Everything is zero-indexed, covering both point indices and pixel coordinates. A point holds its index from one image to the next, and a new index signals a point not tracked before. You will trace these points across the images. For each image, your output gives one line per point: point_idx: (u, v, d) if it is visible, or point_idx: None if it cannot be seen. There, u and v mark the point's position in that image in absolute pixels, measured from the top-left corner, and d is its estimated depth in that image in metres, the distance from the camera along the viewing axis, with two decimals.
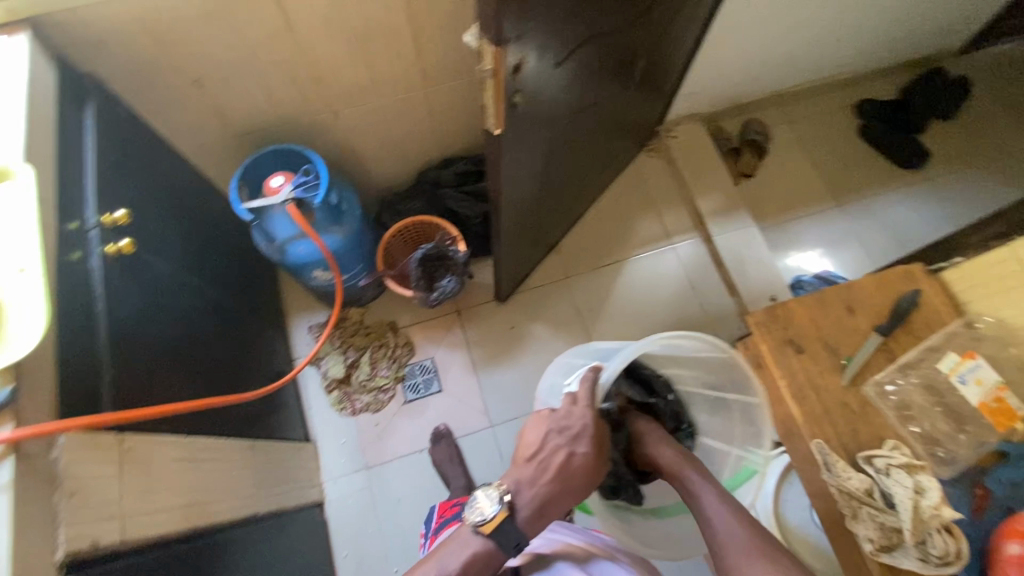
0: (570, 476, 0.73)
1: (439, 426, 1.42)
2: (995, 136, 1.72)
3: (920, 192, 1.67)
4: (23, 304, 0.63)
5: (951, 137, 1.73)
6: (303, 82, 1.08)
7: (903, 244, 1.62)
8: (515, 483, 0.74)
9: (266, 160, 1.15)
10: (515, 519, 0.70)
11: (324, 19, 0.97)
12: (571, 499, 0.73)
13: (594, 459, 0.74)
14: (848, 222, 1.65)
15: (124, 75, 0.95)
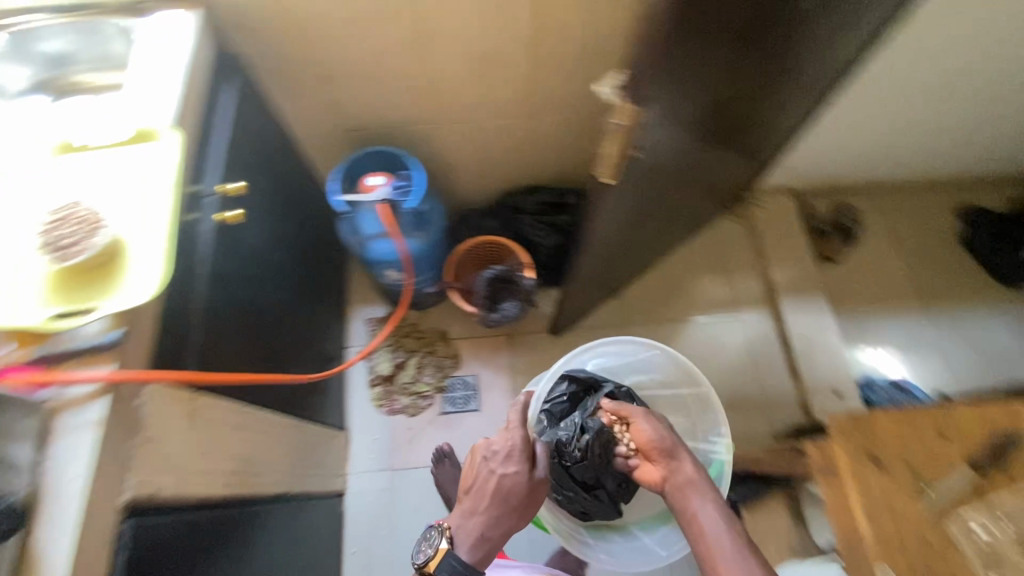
0: (507, 498, 0.89)
1: (443, 446, 1.37)
2: None
3: (1018, 315, 1.56)
4: (140, 255, 0.66)
5: None
6: (419, 92, 1.13)
7: (990, 365, 1.51)
8: (460, 526, 0.90)
9: (369, 160, 1.19)
10: (458, 553, 0.86)
11: (454, 37, 1.01)
12: (504, 519, 0.88)
13: (528, 477, 0.90)
14: (931, 330, 1.56)
15: (265, 59, 1.02)
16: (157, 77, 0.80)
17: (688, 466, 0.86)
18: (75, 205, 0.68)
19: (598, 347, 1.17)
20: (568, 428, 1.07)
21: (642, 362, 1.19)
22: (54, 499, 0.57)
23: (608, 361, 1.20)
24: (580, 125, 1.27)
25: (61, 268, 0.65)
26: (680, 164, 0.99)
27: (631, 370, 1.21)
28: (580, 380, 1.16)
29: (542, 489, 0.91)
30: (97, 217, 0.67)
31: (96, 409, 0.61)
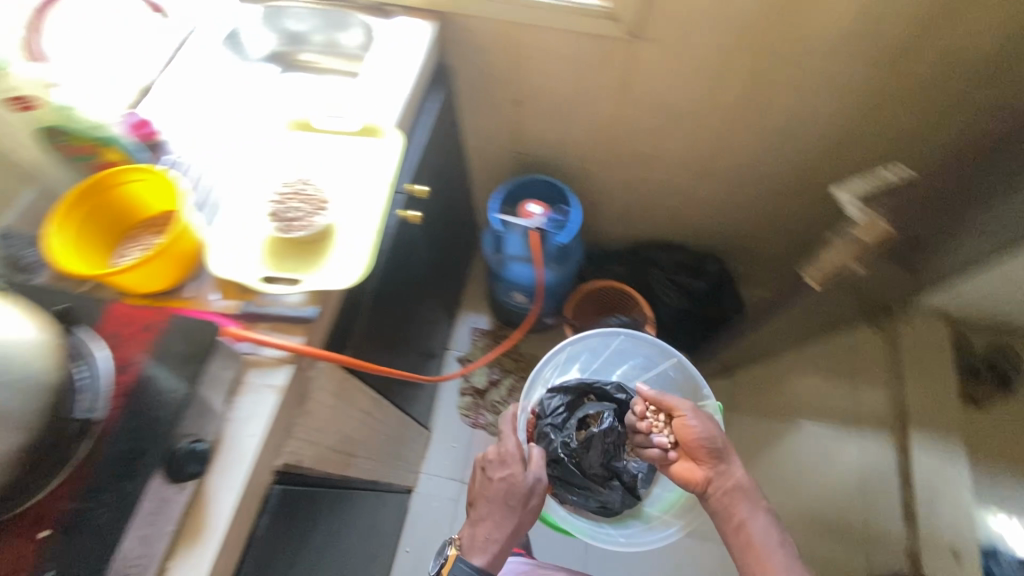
0: (507, 499, 0.88)
1: None
2: None
3: None
4: (346, 243, 0.71)
5: None
6: (599, 135, 1.13)
7: None
8: (469, 535, 0.88)
9: (530, 186, 1.21)
10: (469, 557, 0.85)
11: (658, 92, 0.99)
12: (508, 518, 0.87)
13: (523, 475, 0.90)
14: None
15: (469, 76, 1.06)
16: (386, 79, 0.86)
17: (735, 470, 0.84)
18: (303, 180, 0.73)
19: (569, 352, 1.06)
20: (567, 433, 1.03)
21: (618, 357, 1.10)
22: (232, 451, 0.60)
23: (585, 360, 1.10)
24: (747, 198, 1.21)
25: (278, 237, 0.70)
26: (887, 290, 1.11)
27: (608, 363, 1.12)
28: (570, 390, 1.07)
29: (543, 491, 0.90)
30: (321, 199, 0.71)
31: (281, 375, 0.64)
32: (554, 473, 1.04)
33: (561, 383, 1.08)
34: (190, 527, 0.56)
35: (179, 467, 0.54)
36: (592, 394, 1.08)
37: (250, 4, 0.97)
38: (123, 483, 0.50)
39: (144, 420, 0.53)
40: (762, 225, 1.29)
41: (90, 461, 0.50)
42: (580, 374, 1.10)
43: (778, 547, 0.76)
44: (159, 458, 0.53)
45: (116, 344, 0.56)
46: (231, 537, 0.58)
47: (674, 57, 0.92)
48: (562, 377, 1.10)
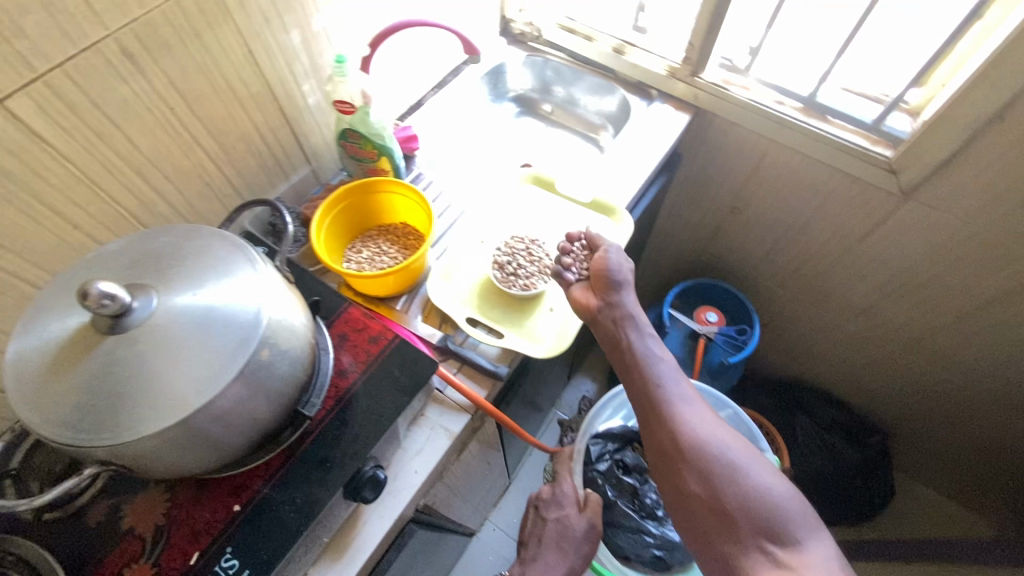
0: (560, 541, 0.78)
1: None
2: None
3: None
4: (553, 313, 0.72)
5: None
6: (807, 268, 1.05)
7: None
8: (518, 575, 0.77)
9: (711, 290, 1.15)
10: None
11: (901, 252, 0.90)
12: (558, 561, 0.75)
13: (578, 517, 0.80)
14: None
15: (695, 169, 1.04)
16: (631, 164, 0.87)
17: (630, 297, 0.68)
18: (533, 239, 0.77)
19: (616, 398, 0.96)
20: (619, 485, 0.91)
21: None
22: (394, 481, 0.60)
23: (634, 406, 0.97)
24: (950, 388, 1.06)
25: (495, 286, 0.73)
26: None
27: None
28: (614, 437, 0.94)
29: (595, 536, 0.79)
30: (547, 265, 0.75)
31: (457, 423, 0.64)
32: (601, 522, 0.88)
33: (606, 430, 0.95)
34: (338, 542, 0.56)
35: (356, 490, 0.53)
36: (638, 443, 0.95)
37: (515, 47, 1.03)
38: (312, 488, 0.51)
39: (347, 431, 0.54)
40: (952, 421, 1.12)
41: (292, 454, 0.52)
42: (624, 422, 0.97)
43: (669, 375, 0.64)
44: (344, 479, 0.52)
45: (340, 347, 0.59)
46: (364, 568, 0.57)
47: (940, 226, 0.83)
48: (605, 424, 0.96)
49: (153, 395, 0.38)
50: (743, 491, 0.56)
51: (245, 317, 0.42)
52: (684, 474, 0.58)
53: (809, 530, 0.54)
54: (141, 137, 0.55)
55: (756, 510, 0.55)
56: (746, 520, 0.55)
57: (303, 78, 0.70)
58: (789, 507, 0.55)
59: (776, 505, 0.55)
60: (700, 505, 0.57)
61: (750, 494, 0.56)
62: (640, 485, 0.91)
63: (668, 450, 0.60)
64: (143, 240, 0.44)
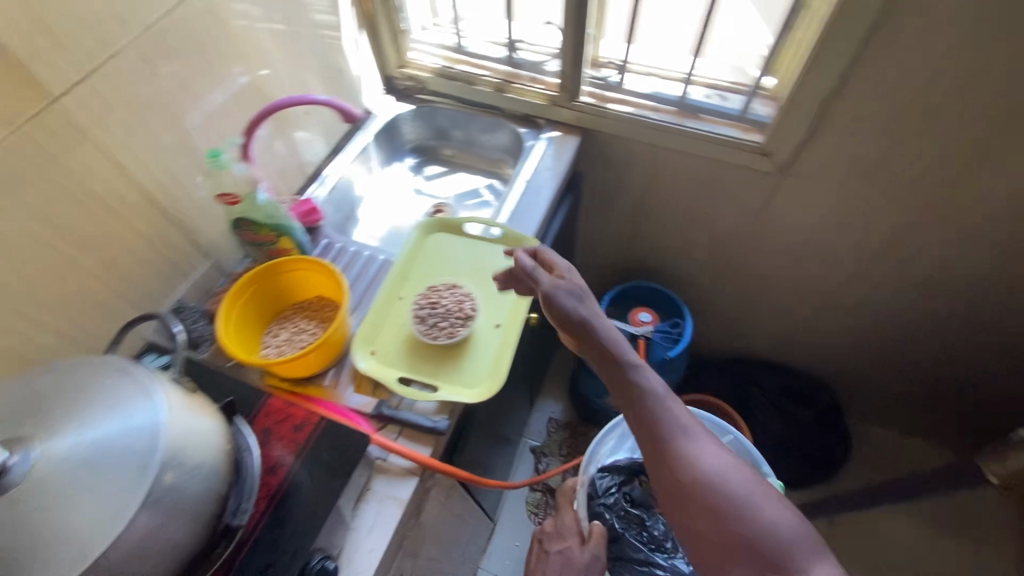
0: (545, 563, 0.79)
1: None
2: None
3: None
4: (483, 354, 0.73)
5: None
6: (721, 253, 1.11)
7: None
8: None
9: (640, 291, 1.20)
10: None
11: (797, 219, 0.97)
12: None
13: (580, 550, 0.84)
14: None
15: (597, 183, 1.09)
16: (535, 193, 0.90)
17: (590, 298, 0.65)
18: (449, 285, 0.78)
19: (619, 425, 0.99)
20: (627, 517, 0.92)
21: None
22: (349, 564, 0.58)
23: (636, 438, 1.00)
24: (872, 333, 1.13)
25: (421, 342, 0.73)
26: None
27: None
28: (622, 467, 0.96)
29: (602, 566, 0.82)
30: (466, 309, 0.75)
31: (406, 488, 0.63)
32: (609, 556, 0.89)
33: (613, 462, 0.97)
34: None
35: None
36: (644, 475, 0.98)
37: (403, 102, 1.06)
38: None
39: (286, 529, 0.52)
40: (882, 362, 1.19)
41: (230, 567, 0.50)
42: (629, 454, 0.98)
43: (666, 409, 0.59)
44: None
45: (267, 442, 0.57)
46: None
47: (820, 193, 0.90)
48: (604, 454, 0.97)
49: (50, 552, 0.36)
50: (750, 524, 0.52)
51: (141, 444, 0.40)
52: (686, 505, 0.55)
53: (818, 561, 0.50)
54: (7, 274, 0.52)
55: (764, 550, 0.51)
56: (753, 556, 0.51)
57: (184, 177, 0.69)
58: (796, 540, 0.51)
59: (785, 539, 0.51)
60: (708, 542, 0.53)
61: (756, 526, 0.52)
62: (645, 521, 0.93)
63: (669, 481, 0.56)
64: (17, 386, 0.42)
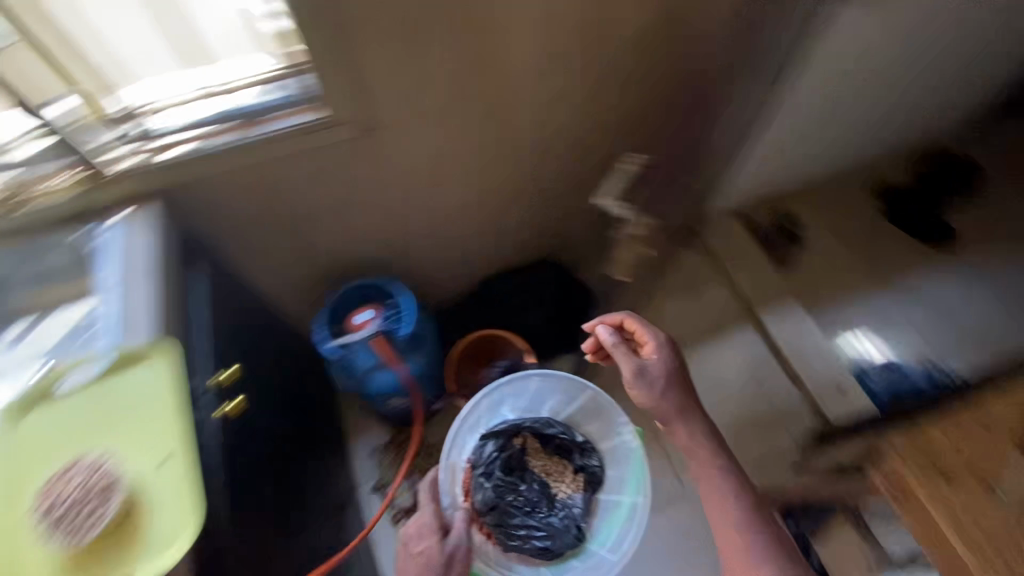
0: None
1: None
2: None
3: None
4: (161, 500, 0.62)
5: None
6: (386, 213, 1.12)
7: None
8: None
9: (349, 294, 1.16)
10: None
11: (415, 159, 1.03)
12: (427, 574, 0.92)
13: (440, 544, 0.96)
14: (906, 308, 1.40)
15: (223, 228, 0.97)
16: (131, 289, 0.75)
17: (673, 389, 0.94)
18: (77, 462, 0.63)
19: (500, 392, 1.13)
20: (505, 480, 1.11)
21: (536, 393, 1.16)
22: None
23: (512, 402, 1.16)
24: (538, 203, 1.31)
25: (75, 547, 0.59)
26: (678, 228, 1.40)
27: (531, 407, 1.17)
28: (501, 434, 1.14)
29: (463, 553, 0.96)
30: (104, 475, 0.62)
31: None
32: (492, 523, 1.08)
33: (492, 427, 1.14)
34: None
35: None
36: (523, 434, 1.15)
37: None
38: None
39: None
40: (564, 213, 1.38)
41: None
42: (506, 417, 1.16)
43: (717, 460, 0.93)
44: None
45: None
46: None
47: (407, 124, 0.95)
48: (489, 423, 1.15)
49: None
50: (756, 528, 0.86)
51: None
52: (722, 508, 0.89)
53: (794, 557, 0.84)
54: None
55: (758, 539, 0.85)
56: (753, 542, 0.85)
57: None
58: (785, 545, 0.86)
59: (770, 541, 0.85)
60: (727, 532, 0.87)
61: (760, 532, 0.86)
62: (519, 484, 1.12)
63: (709, 489, 0.91)
64: None
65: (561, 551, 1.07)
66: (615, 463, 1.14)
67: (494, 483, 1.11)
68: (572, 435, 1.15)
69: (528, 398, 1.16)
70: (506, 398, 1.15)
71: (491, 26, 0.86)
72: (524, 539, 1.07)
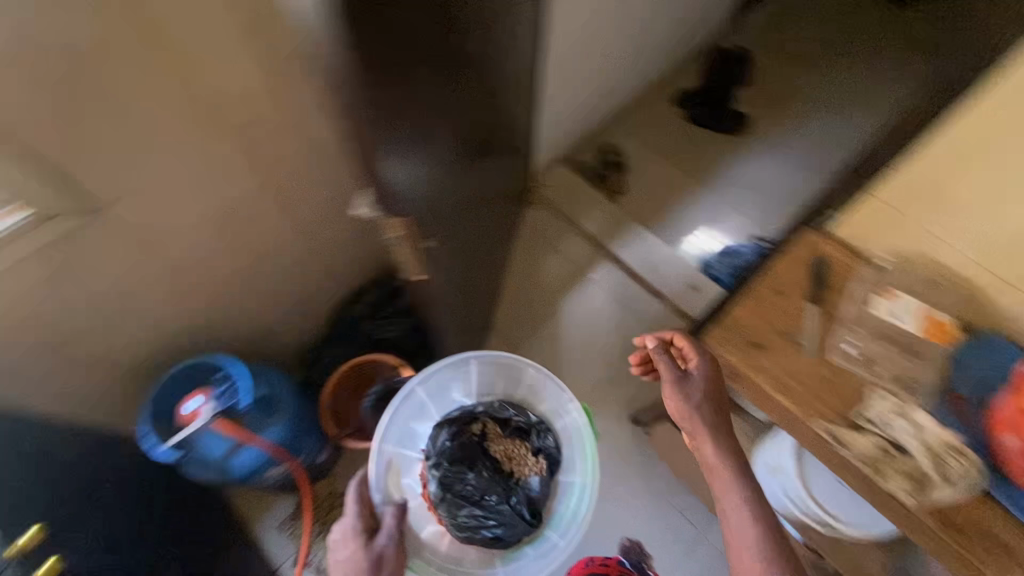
0: None
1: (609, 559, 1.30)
2: (809, 77, 1.97)
3: (781, 148, 1.85)
4: None
5: (766, 92, 1.95)
6: (177, 286, 0.99)
7: (789, 199, 1.77)
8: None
9: (170, 385, 1.03)
10: None
11: (172, 226, 0.90)
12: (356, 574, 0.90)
13: (366, 547, 0.94)
14: (730, 194, 1.80)
15: None
16: None
17: (712, 403, 0.83)
18: None
19: (449, 374, 1.12)
20: (459, 469, 1.05)
21: (486, 372, 1.14)
22: None
23: (462, 387, 1.14)
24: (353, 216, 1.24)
25: None
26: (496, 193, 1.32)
27: (483, 390, 1.15)
28: (456, 420, 1.09)
29: (391, 555, 0.94)
30: None
31: None
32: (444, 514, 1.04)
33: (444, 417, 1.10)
34: None
35: None
36: (478, 420, 1.11)
37: None
38: None
39: None
40: None
41: None
42: (459, 405, 1.13)
43: (740, 483, 0.79)
44: None
45: None
46: None
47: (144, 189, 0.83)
48: (445, 410, 1.13)
49: None
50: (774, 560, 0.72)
51: None
52: (734, 527, 0.77)
53: None
54: None
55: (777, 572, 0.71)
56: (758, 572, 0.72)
57: None
58: None
59: None
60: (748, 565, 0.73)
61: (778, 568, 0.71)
62: (469, 472, 1.05)
63: (730, 512, 0.78)
64: None
65: (512, 539, 1.03)
66: (570, 440, 1.12)
67: (449, 473, 1.05)
68: (526, 417, 1.11)
69: (477, 380, 1.14)
70: (452, 382, 1.12)
71: (189, 67, 0.74)
72: (474, 529, 1.02)
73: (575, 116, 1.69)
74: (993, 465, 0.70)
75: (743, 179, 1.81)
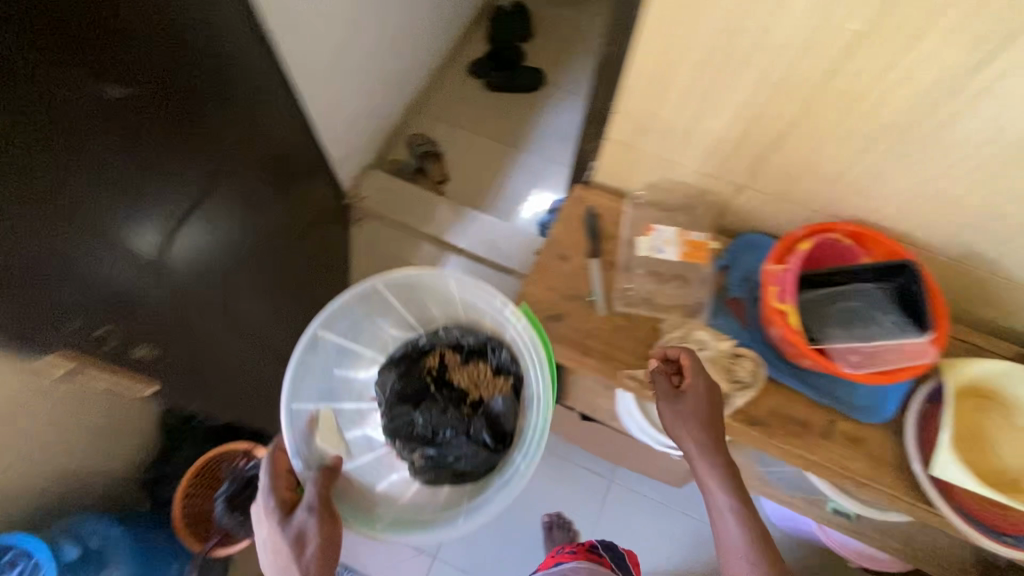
0: None
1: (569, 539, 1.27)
2: (578, 19, 2.01)
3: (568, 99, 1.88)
4: None
5: (546, 43, 1.96)
6: None
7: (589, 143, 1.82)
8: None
9: None
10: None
11: None
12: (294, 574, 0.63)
13: (283, 528, 0.64)
14: (537, 154, 1.80)
15: None
16: None
17: (711, 428, 0.67)
18: None
19: (363, 308, 0.83)
20: (406, 409, 0.84)
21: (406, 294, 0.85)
22: None
23: (395, 316, 0.87)
24: None
25: None
26: (303, 216, 1.25)
27: (417, 310, 0.88)
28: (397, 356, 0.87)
29: (317, 531, 0.63)
30: None
31: None
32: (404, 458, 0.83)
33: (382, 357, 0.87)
34: None
35: None
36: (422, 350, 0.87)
37: None
38: None
39: None
40: None
41: None
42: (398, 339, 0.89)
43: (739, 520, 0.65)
44: None
45: None
46: None
47: None
48: (384, 349, 0.88)
49: None
50: None
51: None
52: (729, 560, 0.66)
53: None
54: None
55: None
56: None
57: None
58: None
59: None
60: None
61: None
62: (417, 411, 0.83)
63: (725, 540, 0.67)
64: None
65: (475, 473, 0.80)
66: (524, 342, 0.81)
67: (395, 416, 0.84)
68: (473, 333, 0.86)
69: (404, 306, 0.87)
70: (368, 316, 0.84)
71: None
72: (433, 471, 0.81)
73: (365, 122, 1.59)
74: (772, 354, 0.76)
75: (546, 135, 1.83)
